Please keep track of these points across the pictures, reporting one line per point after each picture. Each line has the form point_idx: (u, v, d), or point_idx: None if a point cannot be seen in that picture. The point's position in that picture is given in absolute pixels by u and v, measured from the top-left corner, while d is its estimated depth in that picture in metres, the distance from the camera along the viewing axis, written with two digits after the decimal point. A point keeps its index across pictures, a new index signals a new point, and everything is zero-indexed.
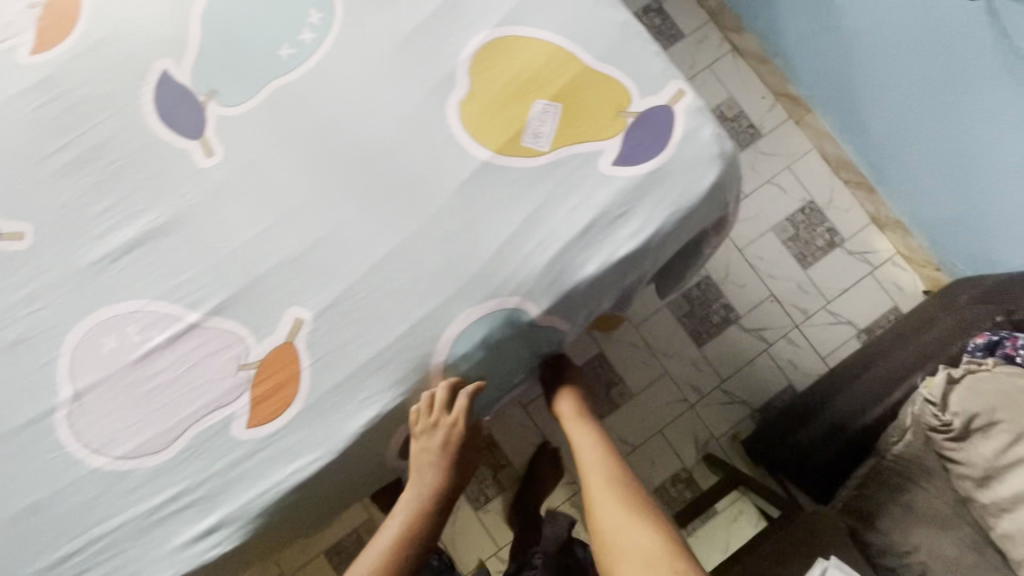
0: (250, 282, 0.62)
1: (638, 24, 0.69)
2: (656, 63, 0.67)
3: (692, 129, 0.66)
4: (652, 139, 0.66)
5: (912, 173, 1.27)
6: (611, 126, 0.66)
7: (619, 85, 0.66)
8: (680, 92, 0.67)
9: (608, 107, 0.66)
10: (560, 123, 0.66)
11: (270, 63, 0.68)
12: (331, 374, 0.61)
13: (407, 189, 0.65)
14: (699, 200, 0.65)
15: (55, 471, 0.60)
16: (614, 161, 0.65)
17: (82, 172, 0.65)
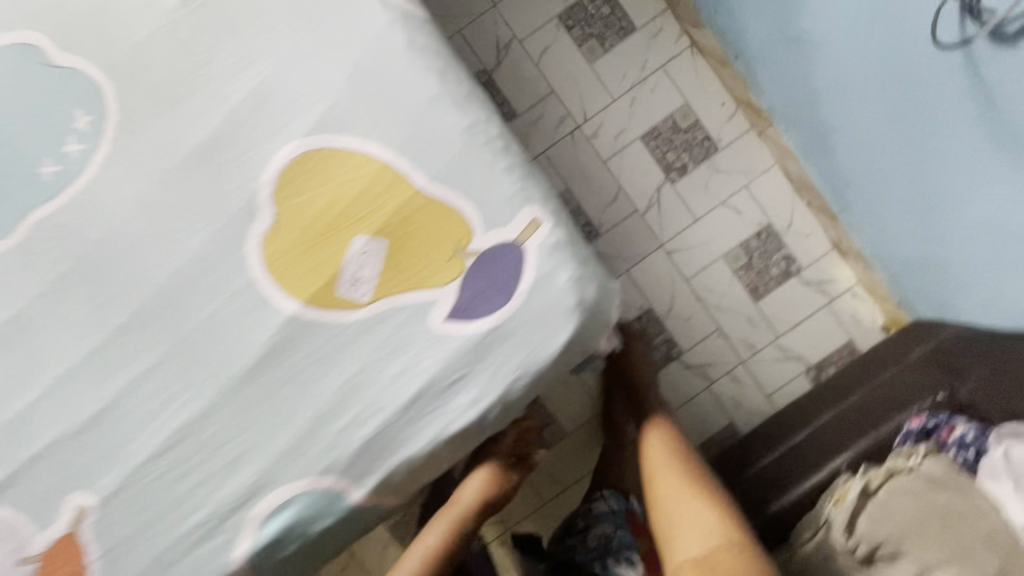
0: (27, 462, 0.54)
1: (488, 128, 0.55)
2: (505, 185, 0.54)
3: (545, 272, 0.54)
4: (497, 288, 0.54)
5: (876, 205, 1.12)
6: (445, 272, 0.54)
7: (457, 218, 0.54)
8: (534, 224, 0.54)
9: (442, 248, 0.54)
10: (384, 267, 0.54)
11: (30, 186, 0.55)
12: (121, 569, 0.54)
13: (202, 346, 0.54)
14: (551, 362, 0.54)
15: None
16: (449, 316, 0.54)
17: None
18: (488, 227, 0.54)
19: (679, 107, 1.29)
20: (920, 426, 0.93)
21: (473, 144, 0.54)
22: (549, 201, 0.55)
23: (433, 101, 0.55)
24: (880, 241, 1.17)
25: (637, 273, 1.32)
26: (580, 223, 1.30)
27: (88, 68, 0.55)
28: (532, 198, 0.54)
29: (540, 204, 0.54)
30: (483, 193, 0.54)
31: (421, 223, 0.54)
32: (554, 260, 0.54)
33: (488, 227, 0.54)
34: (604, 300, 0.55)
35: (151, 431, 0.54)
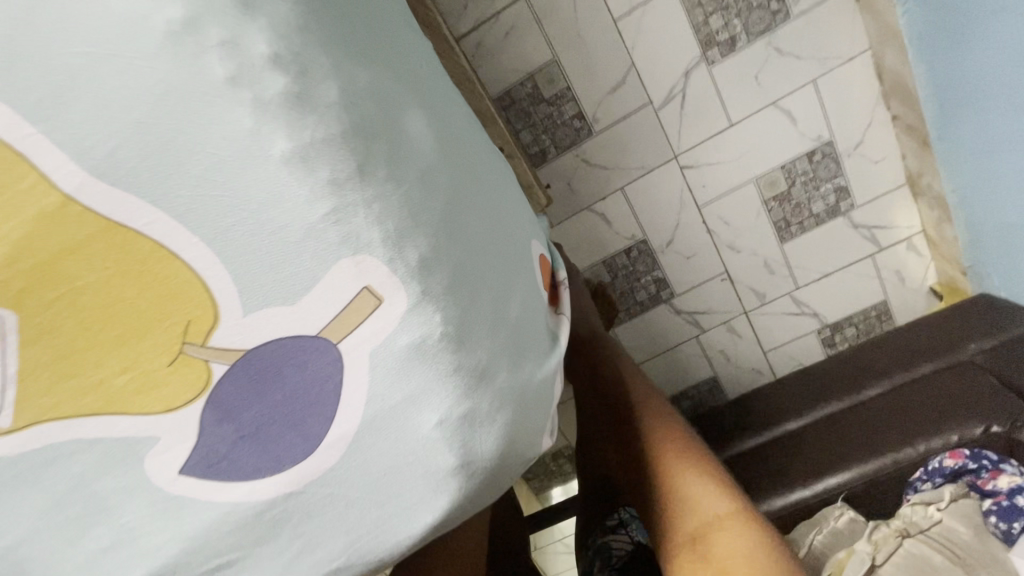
0: None
1: (245, 48, 0.21)
2: (292, 200, 0.22)
3: (390, 406, 0.24)
4: (284, 429, 0.25)
5: (1005, 145, 0.72)
6: (163, 392, 0.24)
7: (179, 278, 0.22)
8: (365, 298, 0.23)
9: (150, 340, 0.23)
10: (26, 369, 0.23)
11: None
12: None
13: None
14: (407, 549, 0.29)
15: None
16: (183, 470, 0.26)
17: None
18: (254, 303, 0.23)
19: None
20: (956, 467, 0.72)
21: (206, 92, 0.20)
22: (408, 246, 0.23)
23: None
24: (979, 194, 0.82)
25: (634, 192, 0.98)
26: (567, 116, 0.92)
27: None
28: (366, 240, 0.22)
29: (384, 257, 0.23)
30: (240, 220, 0.22)
31: (88, 283, 0.22)
32: (409, 383, 0.24)
33: (257, 303, 0.23)
34: (516, 445, 0.27)
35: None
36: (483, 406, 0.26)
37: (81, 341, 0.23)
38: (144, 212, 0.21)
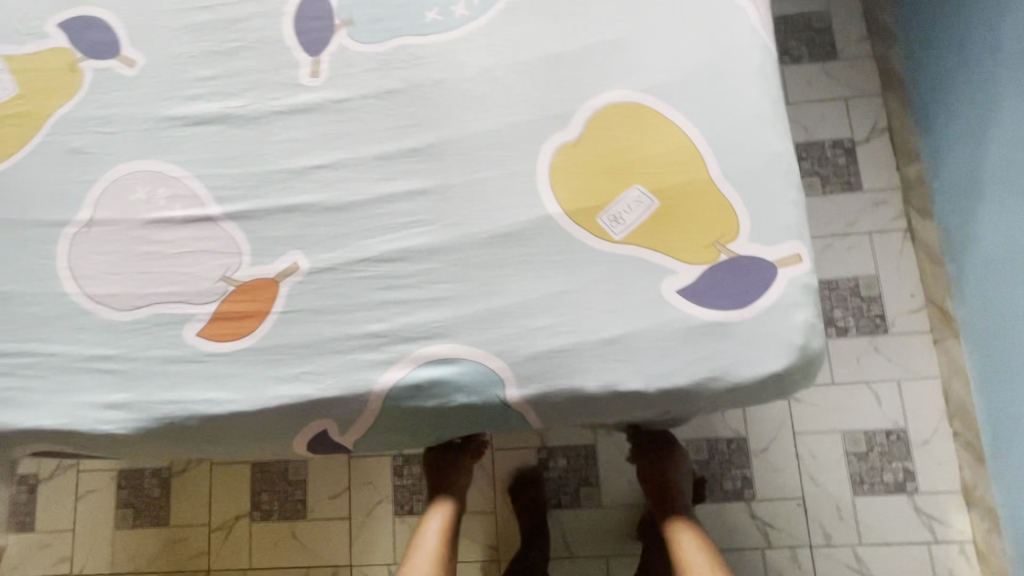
0: (267, 211, 0.62)
1: (792, 160, 0.59)
2: (781, 218, 0.57)
3: (786, 307, 0.55)
4: (729, 288, 0.55)
5: None
6: (670, 244, 0.57)
7: (722, 212, 0.57)
8: (796, 256, 0.56)
9: (685, 227, 0.57)
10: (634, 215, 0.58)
11: (411, 22, 0.66)
12: (290, 330, 0.59)
13: (458, 205, 0.60)
14: (750, 381, 0.54)
15: (39, 276, 0.62)
16: (684, 289, 0.56)
17: (207, 43, 0.67)
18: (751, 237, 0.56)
19: (864, 273, 1.28)
20: None
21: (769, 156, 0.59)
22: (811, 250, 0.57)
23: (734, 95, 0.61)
24: None
25: None
26: None
27: None
28: None
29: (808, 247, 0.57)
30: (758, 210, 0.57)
31: (681, 193, 0.58)
32: (781, 307, 0.55)
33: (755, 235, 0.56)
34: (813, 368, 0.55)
35: (369, 246, 0.60)
36: (824, 328, 0.55)
37: (659, 216, 0.58)
38: (728, 187, 0.58)
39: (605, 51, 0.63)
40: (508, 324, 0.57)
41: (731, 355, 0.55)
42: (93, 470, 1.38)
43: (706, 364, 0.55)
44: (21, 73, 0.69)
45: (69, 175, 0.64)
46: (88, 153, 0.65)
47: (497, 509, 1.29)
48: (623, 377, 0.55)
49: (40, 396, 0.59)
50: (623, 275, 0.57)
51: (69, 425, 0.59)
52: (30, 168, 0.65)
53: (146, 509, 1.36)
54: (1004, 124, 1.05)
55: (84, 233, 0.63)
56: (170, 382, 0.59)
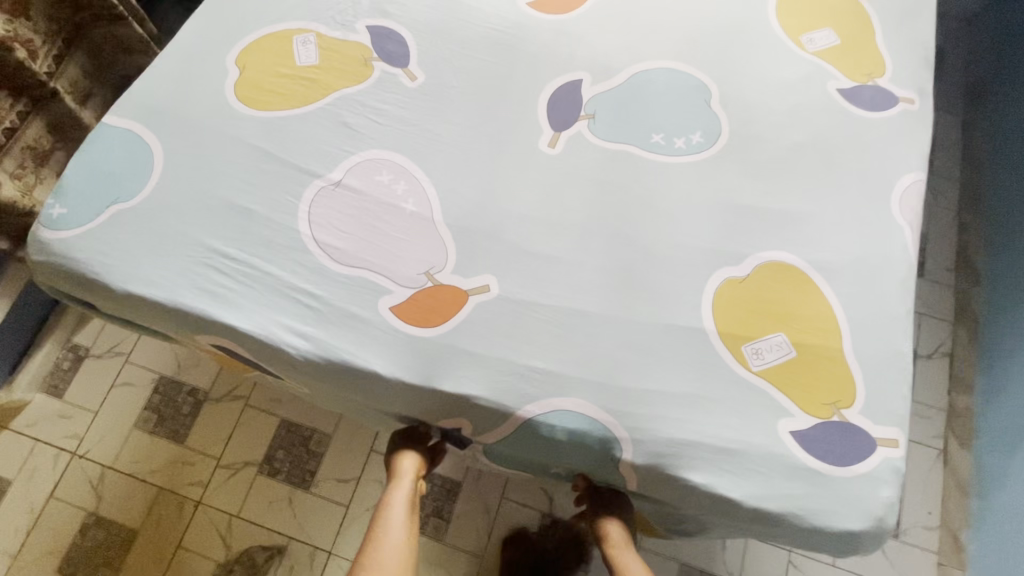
0: (480, 232, 0.74)
1: (909, 362, 0.71)
2: (892, 405, 0.67)
3: (876, 480, 0.64)
4: (834, 445, 0.65)
5: None
6: (796, 391, 0.67)
7: (845, 383, 0.68)
8: (895, 441, 0.66)
9: (812, 383, 0.68)
10: (772, 356, 0.69)
11: (640, 136, 0.81)
12: (466, 333, 0.69)
13: (633, 289, 0.72)
14: (828, 530, 0.63)
15: (284, 210, 0.74)
16: (797, 431, 0.65)
17: (478, 87, 0.83)
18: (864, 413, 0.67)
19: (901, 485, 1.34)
20: None
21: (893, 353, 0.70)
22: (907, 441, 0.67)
23: (878, 293, 0.73)
24: None
25: (751, 549, 1.29)
26: None
27: (721, 116, 0.83)
28: None
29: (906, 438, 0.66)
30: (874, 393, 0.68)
31: (816, 354, 0.69)
32: (873, 479, 0.64)
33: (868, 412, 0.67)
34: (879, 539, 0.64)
35: (551, 292, 0.71)
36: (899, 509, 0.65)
37: (793, 365, 0.68)
38: (855, 365, 0.69)
39: (785, 219, 0.76)
40: (644, 401, 0.67)
41: (820, 503, 0.63)
42: (140, 365, 1.44)
43: (797, 501, 0.63)
44: (324, 50, 0.84)
45: (336, 142, 0.78)
46: (357, 132, 0.79)
47: (486, 553, 1.31)
48: (725, 484, 0.64)
49: (247, 303, 0.69)
50: (751, 401, 0.67)
51: (258, 335, 0.68)
52: (307, 125, 0.79)
53: (169, 420, 1.40)
54: None
55: (329, 190, 0.75)
56: (355, 335, 0.69)
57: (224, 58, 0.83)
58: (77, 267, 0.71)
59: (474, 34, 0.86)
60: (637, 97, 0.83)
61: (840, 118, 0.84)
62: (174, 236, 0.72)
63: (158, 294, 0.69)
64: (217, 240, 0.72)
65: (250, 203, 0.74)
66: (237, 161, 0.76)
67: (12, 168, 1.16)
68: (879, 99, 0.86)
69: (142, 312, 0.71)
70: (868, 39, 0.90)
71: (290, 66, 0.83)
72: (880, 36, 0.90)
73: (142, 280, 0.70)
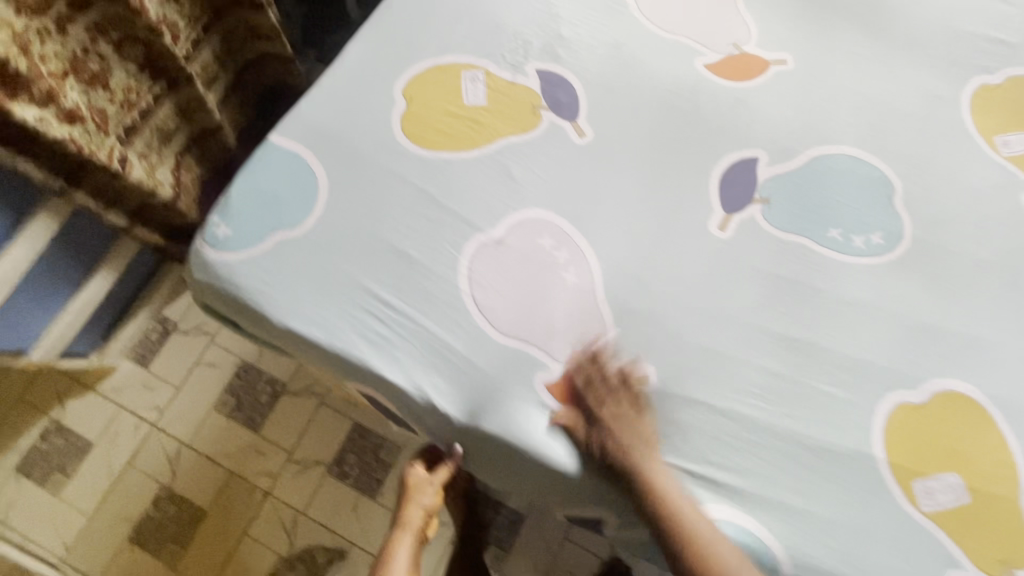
0: (642, 314, 0.71)
1: None
2: None
3: None
4: None
5: None
6: (968, 543, 0.63)
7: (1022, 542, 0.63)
8: None
9: (988, 537, 0.63)
10: (946, 500, 0.65)
11: (815, 229, 0.76)
12: (621, 422, 0.67)
13: (798, 401, 0.68)
14: None
15: (445, 262, 0.72)
16: None
17: (649, 152, 0.79)
18: None
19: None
20: None
21: None
22: None
23: None
24: None
25: None
26: None
27: (905, 218, 0.77)
28: None
29: None
30: None
31: (994, 505, 0.65)
32: None
33: None
34: None
35: (711, 390, 0.68)
36: None
37: (968, 513, 0.64)
38: None
39: (965, 344, 0.71)
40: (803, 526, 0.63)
41: None
42: (223, 347, 1.46)
43: None
44: (492, 92, 0.81)
45: (500, 195, 0.76)
46: (521, 185, 0.76)
47: None
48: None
49: (402, 358, 0.68)
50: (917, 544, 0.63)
51: (414, 392, 0.68)
52: (472, 172, 0.77)
53: (247, 407, 1.42)
54: None
55: (490, 248, 0.73)
56: (507, 407, 0.67)
57: (391, 87, 0.81)
58: (239, 295, 0.70)
59: (648, 93, 0.82)
60: (816, 184, 0.78)
61: None
62: (335, 275, 0.71)
63: (316, 334, 0.69)
64: (376, 285, 0.71)
65: (411, 249, 0.72)
66: (400, 203, 0.74)
67: (140, 148, 1.15)
68: None
69: (296, 349, 0.71)
70: None
71: (457, 104, 0.80)
72: None
73: (303, 319, 0.69)
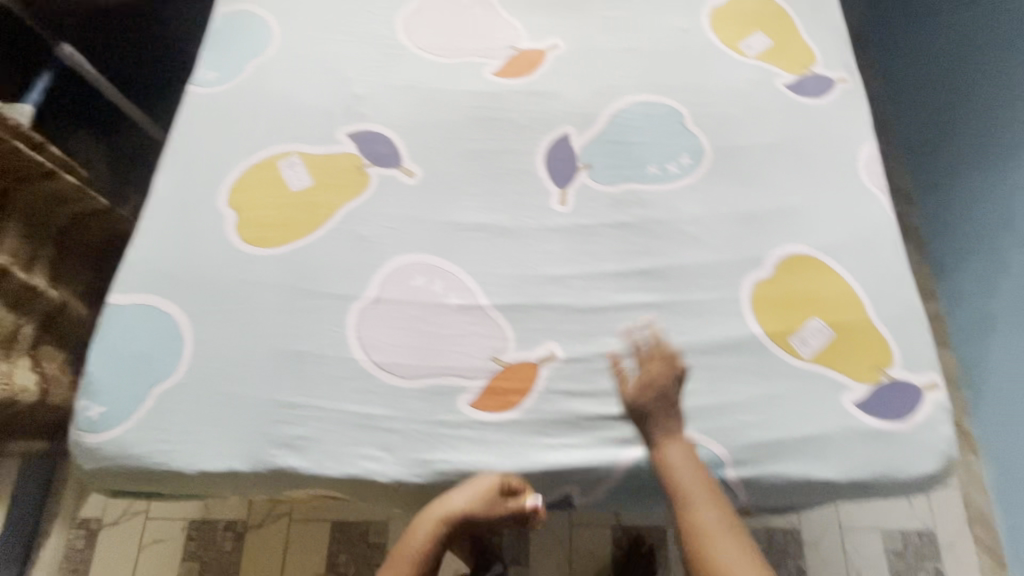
0: (528, 305, 0.77)
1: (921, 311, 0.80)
2: (922, 353, 0.77)
3: (931, 421, 0.73)
4: (891, 403, 0.74)
5: None
6: (847, 366, 0.76)
7: (881, 347, 0.77)
8: (934, 383, 0.75)
9: (857, 355, 0.76)
10: (818, 341, 0.77)
11: (637, 173, 0.86)
12: (549, 407, 0.72)
13: (682, 318, 0.77)
14: (908, 475, 0.72)
15: (334, 340, 0.74)
16: (856, 400, 0.74)
17: (475, 165, 0.85)
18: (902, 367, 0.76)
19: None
20: None
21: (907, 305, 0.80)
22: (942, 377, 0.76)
23: (880, 257, 0.82)
24: None
25: None
26: None
27: (699, 135, 0.90)
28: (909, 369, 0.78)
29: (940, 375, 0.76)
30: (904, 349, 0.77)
31: (852, 328, 0.77)
32: (927, 420, 0.74)
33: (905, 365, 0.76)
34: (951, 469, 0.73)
35: (612, 342, 0.75)
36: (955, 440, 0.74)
37: (837, 344, 0.77)
38: (883, 328, 0.78)
39: (783, 215, 0.85)
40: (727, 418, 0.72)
41: (892, 455, 0.72)
42: (163, 518, 1.35)
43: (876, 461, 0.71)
44: (314, 169, 0.84)
45: (360, 258, 0.78)
46: (377, 241, 0.79)
47: None
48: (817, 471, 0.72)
49: (330, 447, 0.69)
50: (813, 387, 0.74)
51: (355, 468, 0.69)
52: (326, 248, 0.79)
53: (214, 564, 1.32)
54: (1007, 271, 1.34)
55: (371, 309, 0.75)
56: (446, 443, 0.70)
57: (215, 202, 0.81)
58: (142, 464, 0.67)
59: (454, 114, 0.88)
60: (622, 136, 0.88)
61: (794, 109, 0.94)
62: (232, 400, 0.70)
63: (236, 464, 0.68)
64: (278, 391, 0.71)
65: (297, 344, 0.73)
66: (268, 305, 0.75)
67: None
68: (819, 86, 0.96)
69: (224, 486, 0.69)
70: (794, 33, 1.00)
71: (286, 192, 0.82)
72: (803, 28, 1.01)
73: (217, 456, 0.68)
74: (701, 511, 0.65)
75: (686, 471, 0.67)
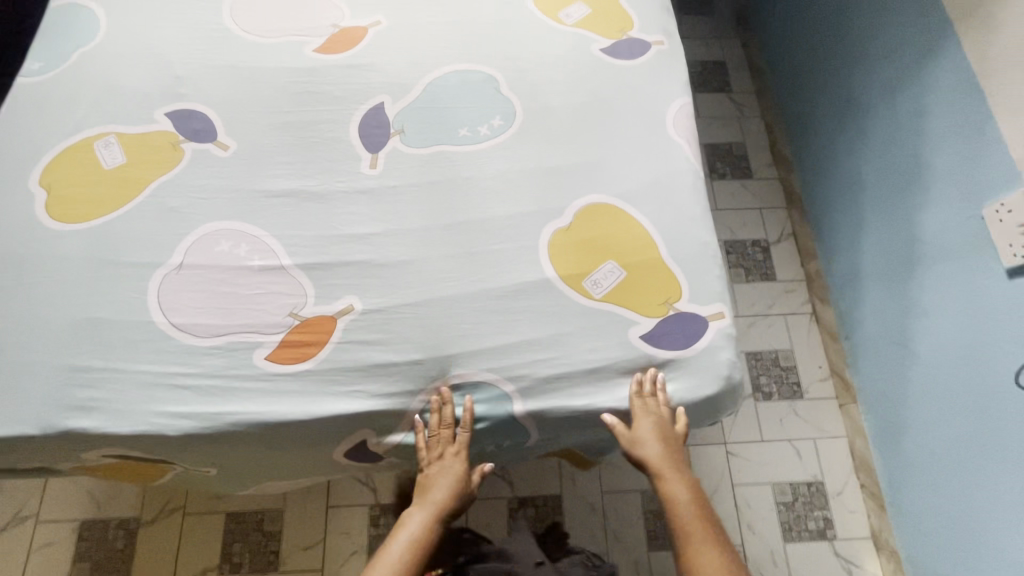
0: (330, 263, 0.79)
1: (715, 249, 0.84)
2: (709, 286, 0.81)
3: (713, 348, 0.77)
4: (676, 334, 0.78)
5: (934, 498, 1.24)
6: (637, 302, 0.79)
7: (672, 282, 0.80)
8: (719, 313, 0.79)
9: (648, 291, 0.80)
10: (610, 280, 0.80)
11: (448, 135, 0.90)
12: (342, 356, 0.74)
13: (480, 266, 0.80)
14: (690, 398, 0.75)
15: (133, 305, 0.75)
16: (643, 333, 0.77)
17: (289, 136, 0.88)
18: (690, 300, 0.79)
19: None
20: None
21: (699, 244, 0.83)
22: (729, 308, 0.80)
23: (677, 201, 0.86)
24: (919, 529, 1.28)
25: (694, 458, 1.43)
26: None
27: (513, 97, 0.94)
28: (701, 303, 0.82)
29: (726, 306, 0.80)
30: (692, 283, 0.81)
31: (644, 267, 0.81)
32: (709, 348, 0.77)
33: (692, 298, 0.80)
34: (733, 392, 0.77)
35: (410, 292, 0.78)
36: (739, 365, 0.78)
37: (629, 282, 0.80)
38: (674, 265, 0.81)
39: (588, 167, 0.89)
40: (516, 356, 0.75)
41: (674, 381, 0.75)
42: (53, 520, 1.34)
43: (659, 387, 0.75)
44: (129, 147, 0.86)
45: (167, 227, 0.80)
46: (185, 211, 0.82)
47: None
48: (603, 401, 0.75)
49: (123, 405, 0.71)
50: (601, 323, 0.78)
51: (147, 424, 0.70)
52: (134, 220, 0.81)
53: (106, 562, 1.32)
54: (871, 221, 1.40)
55: (174, 275, 0.78)
56: (238, 396, 0.72)
57: (28, 183, 0.83)
58: None
59: (273, 90, 0.92)
60: (436, 102, 0.92)
61: (608, 71, 0.98)
62: (26, 367, 0.72)
63: (26, 427, 0.69)
64: (73, 356, 0.72)
65: (97, 310, 0.75)
66: (71, 276, 0.77)
67: None
68: (634, 47, 1.01)
69: (19, 451, 0.71)
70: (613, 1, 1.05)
71: (99, 170, 0.84)
72: None
73: (7, 420, 0.69)
74: (675, 499, 0.75)
75: (681, 486, 0.75)
